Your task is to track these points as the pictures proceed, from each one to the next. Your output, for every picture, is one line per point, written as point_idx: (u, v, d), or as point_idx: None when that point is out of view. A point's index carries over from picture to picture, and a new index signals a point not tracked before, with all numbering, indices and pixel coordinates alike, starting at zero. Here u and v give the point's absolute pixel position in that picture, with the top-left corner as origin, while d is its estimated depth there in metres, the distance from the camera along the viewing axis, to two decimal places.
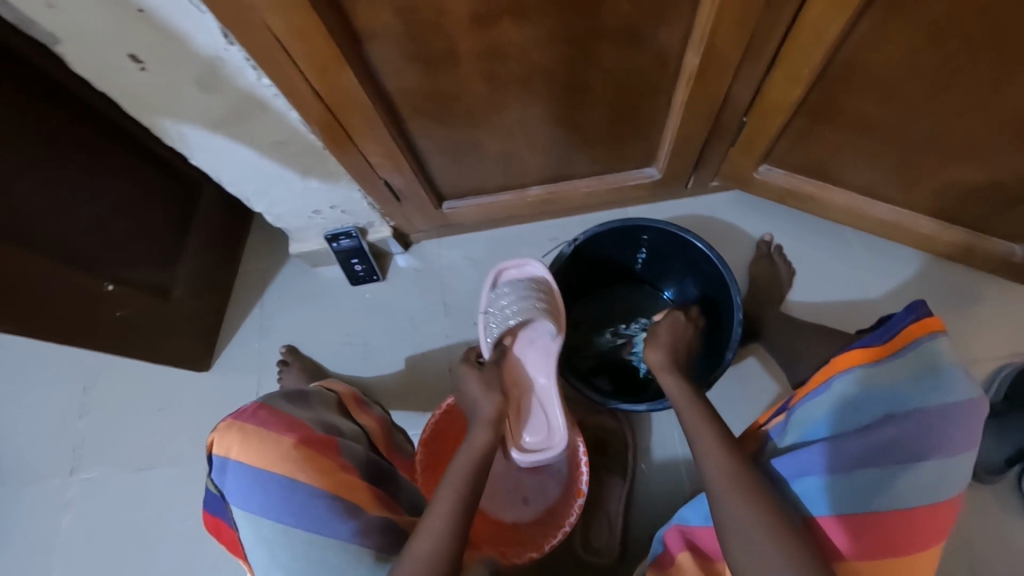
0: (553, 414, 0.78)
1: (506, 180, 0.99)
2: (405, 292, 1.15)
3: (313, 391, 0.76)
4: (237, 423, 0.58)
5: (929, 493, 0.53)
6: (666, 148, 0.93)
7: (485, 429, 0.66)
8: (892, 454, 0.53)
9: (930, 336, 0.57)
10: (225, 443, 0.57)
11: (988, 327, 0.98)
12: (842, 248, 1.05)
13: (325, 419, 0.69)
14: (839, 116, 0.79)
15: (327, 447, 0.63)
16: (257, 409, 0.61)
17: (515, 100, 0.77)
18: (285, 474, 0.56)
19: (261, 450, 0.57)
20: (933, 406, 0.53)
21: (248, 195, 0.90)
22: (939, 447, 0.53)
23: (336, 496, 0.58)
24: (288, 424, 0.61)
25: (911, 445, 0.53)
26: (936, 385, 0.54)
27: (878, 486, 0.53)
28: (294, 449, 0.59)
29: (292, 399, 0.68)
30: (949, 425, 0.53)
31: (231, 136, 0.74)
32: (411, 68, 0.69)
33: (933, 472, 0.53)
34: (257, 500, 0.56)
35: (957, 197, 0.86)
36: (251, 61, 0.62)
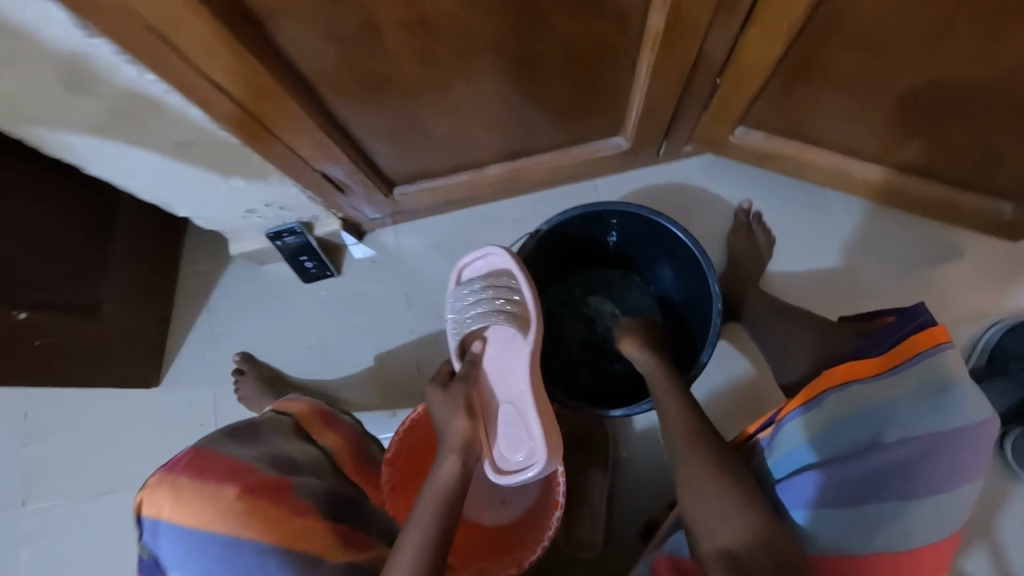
0: (531, 426, 0.64)
1: (460, 160, 0.90)
2: (363, 286, 1.07)
3: (261, 421, 0.69)
4: (167, 478, 0.52)
5: (934, 521, 0.54)
6: (634, 116, 0.84)
7: (452, 459, 0.59)
8: (896, 481, 0.53)
9: (937, 348, 0.57)
10: (156, 502, 0.52)
11: (972, 287, 0.95)
12: (823, 211, 0.99)
13: (274, 453, 0.63)
14: (821, 74, 0.70)
15: (278, 490, 0.57)
16: (190, 459, 0.55)
17: (456, 76, 0.67)
18: (228, 532, 0.51)
19: (197, 506, 0.51)
20: (937, 430, 0.54)
21: (167, 200, 0.79)
22: (945, 475, 0.53)
23: (291, 549, 0.53)
24: (230, 470, 0.55)
25: (917, 471, 0.53)
26: (945, 407, 0.54)
27: (885, 516, 0.53)
28: (237, 502, 0.53)
29: (237, 437, 0.62)
30: (955, 450, 0.54)
31: (126, 140, 0.64)
32: (327, 49, 0.58)
33: (938, 500, 0.54)
34: (198, 563, 0.51)
35: (946, 155, 0.79)
36: (124, 55, 0.51)
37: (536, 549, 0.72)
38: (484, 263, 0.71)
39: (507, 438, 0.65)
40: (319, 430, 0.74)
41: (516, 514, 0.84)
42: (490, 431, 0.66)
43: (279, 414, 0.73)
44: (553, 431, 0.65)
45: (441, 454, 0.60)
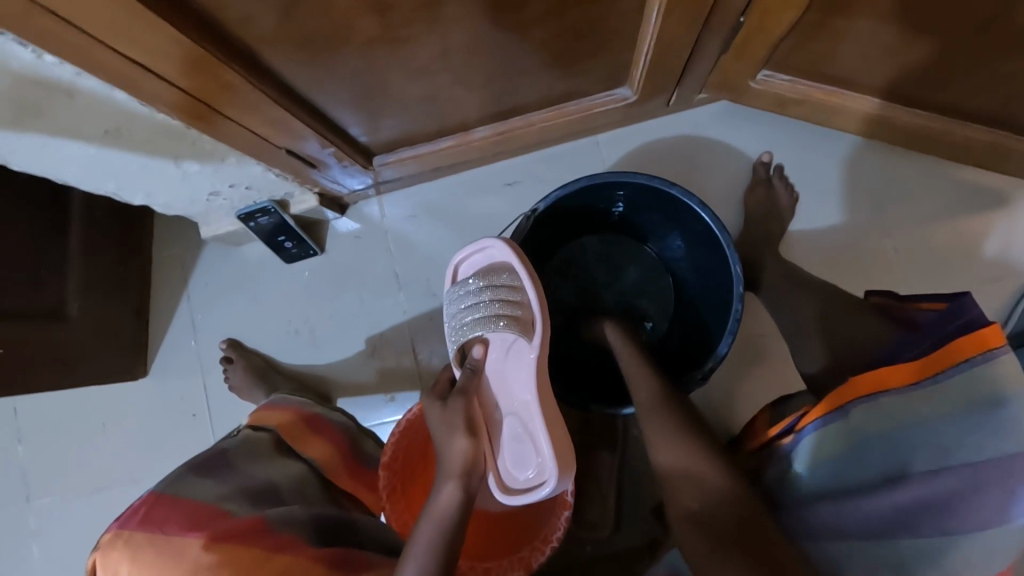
0: (541, 440, 0.57)
1: (443, 124, 0.79)
2: (349, 265, 0.99)
3: (235, 443, 0.67)
4: (122, 535, 0.50)
5: (984, 560, 0.45)
6: (642, 63, 0.72)
7: (450, 485, 0.54)
8: (929, 515, 0.45)
9: (988, 353, 0.45)
10: (113, 566, 0.49)
11: (1016, 241, 0.86)
12: (853, 160, 0.89)
13: (246, 483, 0.60)
14: (869, 4, 0.58)
15: (251, 531, 0.53)
16: (151, 509, 0.53)
17: (428, 30, 0.56)
18: None
19: (156, 565, 0.49)
20: (985, 455, 0.44)
21: (114, 190, 0.70)
22: (997, 509, 0.44)
23: None
24: (193, 519, 0.52)
25: (959, 505, 0.45)
26: (993, 429, 0.44)
27: (918, 554, 0.46)
28: (202, 555, 0.49)
29: (206, 472, 0.60)
30: (1011, 481, 0.43)
31: (44, 131, 0.54)
32: (264, 7, 0.47)
33: (987, 538, 0.44)
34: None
35: (1006, 95, 0.68)
36: (7, 34, 0.40)
37: (544, 550, 0.66)
38: (484, 258, 0.63)
39: (514, 456, 0.58)
40: (303, 439, 0.73)
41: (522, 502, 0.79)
42: (496, 446, 0.59)
43: (258, 427, 0.72)
44: (566, 444, 0.57)
45: (439, 481, 0.55)
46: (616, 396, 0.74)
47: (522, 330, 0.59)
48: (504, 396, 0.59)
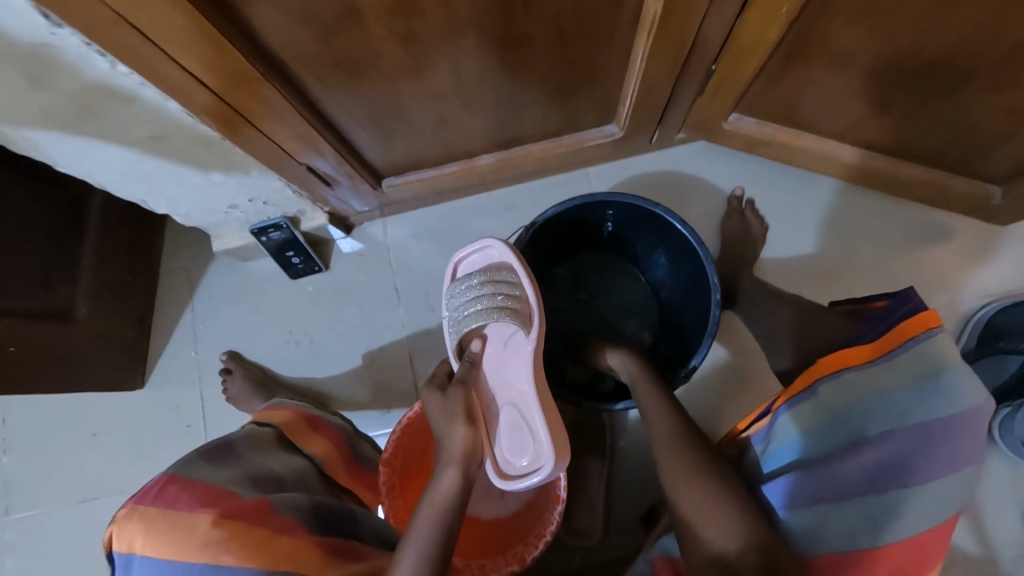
0: (537, 429, 0.62)
1: (449, 150, 0.87)
2: (353, 281, 1.04)
3: (241, 436, 0.69)
4: (136, 510, 0.52)
5: (936, 512, 0.50)
6: (628, 101, 0.82)
7: (452, 470, 0.57)
8: (890, 475, 0.49)
9: (929, 332, 0.53)
10: (126, 537, 0.51)
11: (961, 271, 0.95)
12: (814, 195, 0.99)
13: (254, 471, 0.63)
14: (817, 55, 0.69)
15: (259, 512, 0.56)
16: (164, 485, 0.55)
17: (443, 59, 0.64)
18: (206, 563, 0.50)
19: (170, 538, 0.51)
20: (933, 418, 0.49)
21: (142, 197, 0.75)
22: (944, 463, 0.50)
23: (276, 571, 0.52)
24: (205, 497, 0.55)
25: (915, 462, 0.49)
26: (940, 393, 0.50)
27: (885, 511, 0.49)
28: (214, 530, 0.52)
29: (214, 458, 0.62)
30: (954, 438, 0.50)
31: (97, 136, 0.60)
32: (308, 33, 0.55)
33: (938, 490, 0.50)
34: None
35: (938, 138, 0.79)
36: (93, 45, 0.47)
37: (537, 544, 0.71)
38: (483, 258, 0.69)
39: (511, 444, 0.62)
40: (305, 437, 0.75)
41: (515, 507, 0.86)
42: (493, 435, 0.63)
43: (262, 425, 0.75)
44: (561, 434, 0.62)
45: (439, 467, 0.58)
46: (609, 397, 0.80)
47: (521, 323, 0.64)
48: (502, 389, 0.65)
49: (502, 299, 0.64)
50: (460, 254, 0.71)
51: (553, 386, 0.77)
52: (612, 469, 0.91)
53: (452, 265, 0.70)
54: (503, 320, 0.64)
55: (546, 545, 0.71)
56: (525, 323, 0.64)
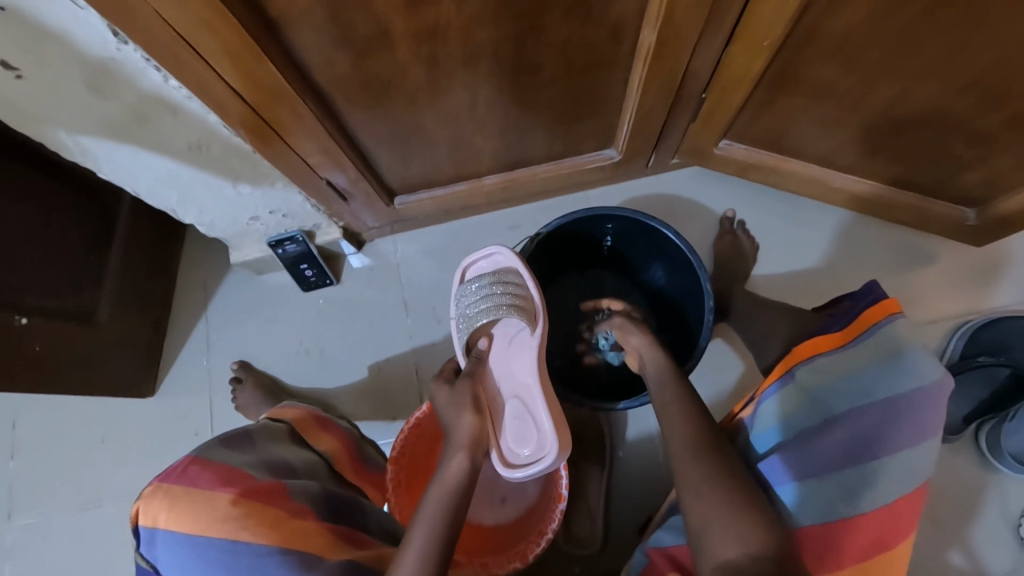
0: (540, 417, 0.68)
1: (459, 170, 0.93)
2: (362, 295, 1.08)
3: (258, 428, 0.72)
4: (162, 487, 0.56)
5: (908, 483, 0.53)
6: (626, 126, 0.89)
7: (460, 456, 0.62)
8: (865, 449, 0.53)
9: (890, 318, 0.58)
10: (151, 512, 0.55)
11: (943, 289, 1.00)
12: (802, 217, 1.05)
13: (269, 459, 0.67)
14: (797, 85, 0.76)
15: (273, 495, 0.60)
16: (187, 466, 0.58)
17: (458, 83, 0.71)
18: (226, 537, 0.54)
19: (193, 512, 0.55)
20: (899, 393, 0.53)
21: (172, 205, 0.81)
22: (911, 435, 0.53)
23: (289, 550, 0.56)
24: (224, 477, 0.59)
25: (885, 434, 0.53)
26: (900, 370, 0.54)
27: (863, 482, 0.52)
28: (233, 507, 0.56)
29: (233, 445, 0.65)
30: (919, 410, 0.53)
31: (142, 144, 0.67)
32: (340, 56, 0.61)
33: (909, 461, 0.53)
34: (197, 569, 0.54)
35: (914, 164, 0.86)
36: (152, 61, 0.54)
37: (540, 542, 0.75)
38: (489, 262, 0.76)
39: (515, 432, 0.68)
40: (315, 434, 0.78)
41: (515, 514, 0.88)
42: (499, 425, 0.69)
43: (276, 419, 0.78)
44: (562, 424, 0.68)
45: (448, 453, 0.62)
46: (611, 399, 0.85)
47: (527, 319, 0.71)
48: (507, 383, 0.71)
49: (512, 297, 0.71)
50: (467, 259, 0.77)
51: (559, 389, 0.81)
52: (611, 479, 0.93)
53: (460, 269, 0.77)
54: (510, 315, 0.71)
55: (548, 543, 0.75)
56: (529, 319, 0.71)
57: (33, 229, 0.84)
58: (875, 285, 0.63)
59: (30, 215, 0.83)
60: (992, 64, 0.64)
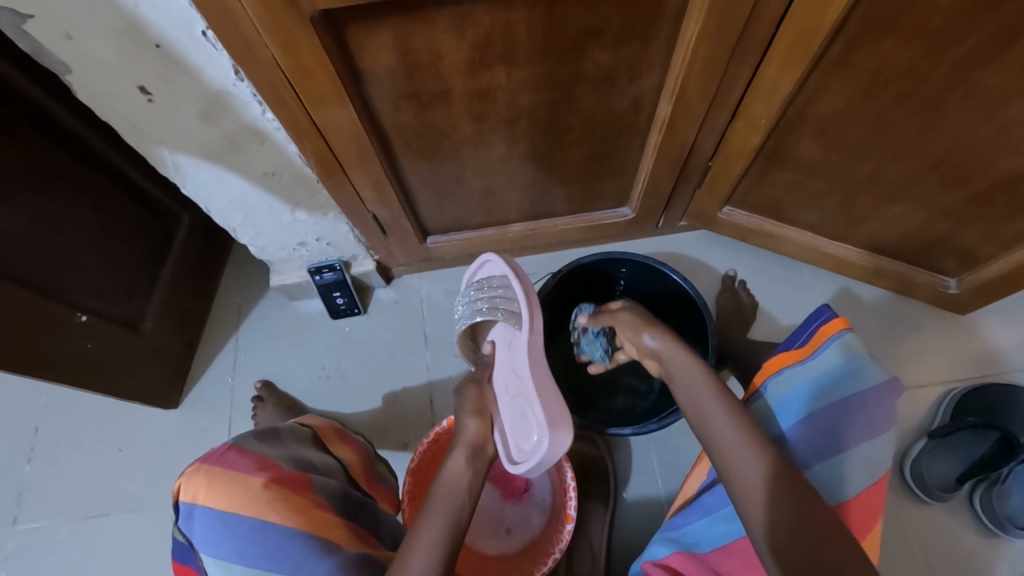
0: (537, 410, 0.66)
1: (489, 216, 1.03)
2: (385, 325, 1.15)
3: (286, 428, 0.76)
4: (203, 467, 0.59)
5: (873, 470, 0.59)
6: (639, 188, 1.00)
7: (461, 451, 0.68)
8: (829, 445, 0.60)
9: (841, 333, 0.63)
10: (192, 489, 0.58)
11: (931, 354, 1.07)
12: (799, 281, 1.14)
13: (296, 455, 0.71)
14: (791, 160, 0.88)
15: (300, 485, 0.65)
16: (226, 451, 0.62)
17: (500, 139, 0.83)
18: (257, 516, 0.58)
19: (231, 490, 0.58)
20: (848, 395, 0.61)
21: (234, 225, 0.91)
22: (866, 430, 0.60)
23: (311, 534, 0.60)
24: (259, 463, 0.63)
25: (843, 431, 0.60)
26: (847, 374, 0.62)
27: (829, 476, 0.59)
28: (265, 490, 0.60)
29: (262, 438, 0.70)
30: (869, 408, 0.61)
31: (227, 166, 0.77)
32: (406, 106, 0.73)
33: (870, 452, 0.59)
34: (228, 545, 0.57)
35: (896, 236, 0.95)
36: (258, 96, 0.66)
37: (548, 561, 0.82)
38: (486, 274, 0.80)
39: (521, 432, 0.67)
40: (335, 443, 0.83)
41: (518, 545, 0.89)
42: (512, 423, 0.70)
43: (302, 424, 0.82)
44: (556, 407, 0.66)
45: (451, 448, 0.69)
46: (619, 424, 0.93)
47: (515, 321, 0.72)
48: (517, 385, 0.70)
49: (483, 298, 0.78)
50: (470, 271, 0.85)
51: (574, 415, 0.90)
52: (614, 519, 0.95)
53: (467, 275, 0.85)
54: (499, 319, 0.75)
55: (554, 562, 0.82)
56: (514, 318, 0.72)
57: (106, 238, 0.93)
58: (825, 306, 0.68)
59: (105, 226, 0.93)
60: (953, 149, 0.76)
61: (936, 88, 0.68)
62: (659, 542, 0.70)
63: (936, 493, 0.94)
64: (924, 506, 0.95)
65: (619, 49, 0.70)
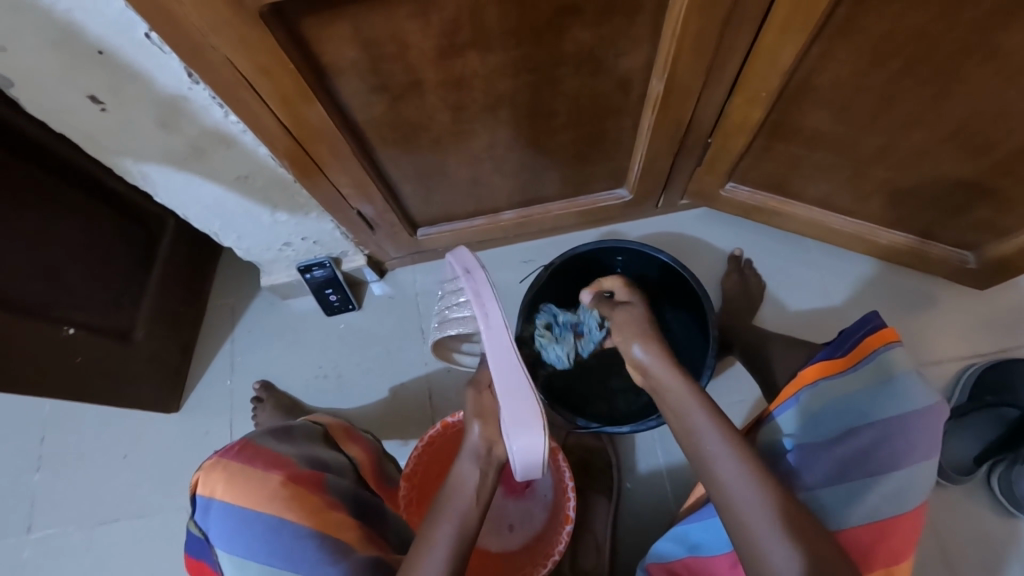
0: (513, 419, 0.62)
1: (478, 206, 0.99)
2: (380, 320, 1.13)
3: (299, 424, 0.76)
4: (221, 462, 0.59)
5: (906, 497, 0.57)
6: (635, 169, 0.94)
7: (470, 462, 0.65)
8: (864, 467, 0.58)
9: (889, 345, 0.62)
10: (210, 483, 0.57)
11: (948, 331, 1.02)
12: (806, 257, 1.09)
13: (309, 454, 0.71)
14: (797, 133, 0.82)
15: (314, 483, 0.64)
16: (242, 447, 0.61)
17: (482, 126, 0.78)
18: (274, 514, 0.57)
19: (249, 486, 0.58)
20: (892, 415, 0.59)
21: (215, 230, 0.88)
22: (903, 455, 0.58)
23: (326, 535, 0.59)
24: (274, 462, 0.63)
25: (877, 453, 0.58)
26: (893, 393, 0.59)
27: (854, 498, 0.57)
28: (282, 487, 0.60)
29: (277, 435, 0.69)
30: (911, 431, 0.58)
31: (196, 173, 0.74)
32: (378, 98, 0.68)
33: (904, 480, 0.57)
34: (244, 542, 0.56)
35: (910, 207, 0.90)
36: (216, 99, 0.62)
37: (547, 563, 0.80)
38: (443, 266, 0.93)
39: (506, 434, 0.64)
40: (345, 442, 0.82)
41: (521, 541, 0.89)
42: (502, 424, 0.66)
43: (314, 422, 0.81)
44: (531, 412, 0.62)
45: (460, 459, 0.65)
46: (616, 421, 0.91)
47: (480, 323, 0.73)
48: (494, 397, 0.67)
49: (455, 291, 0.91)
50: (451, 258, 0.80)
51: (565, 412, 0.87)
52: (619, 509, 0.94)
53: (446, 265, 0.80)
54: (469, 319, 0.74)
55: (553, 564, 0.79)
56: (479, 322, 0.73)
57: (89, 248, 0.92)
58: (873, 315, 0.66)
59: (85, 235, 0.91)
60: (973, 115, 0.70)
61: (951, 51, 0.62)
62: (666, 539, 0.68)
63: (951, 476, 0.91)
64: (939, 488, 0.93)
65: (601, 26, 0.64)
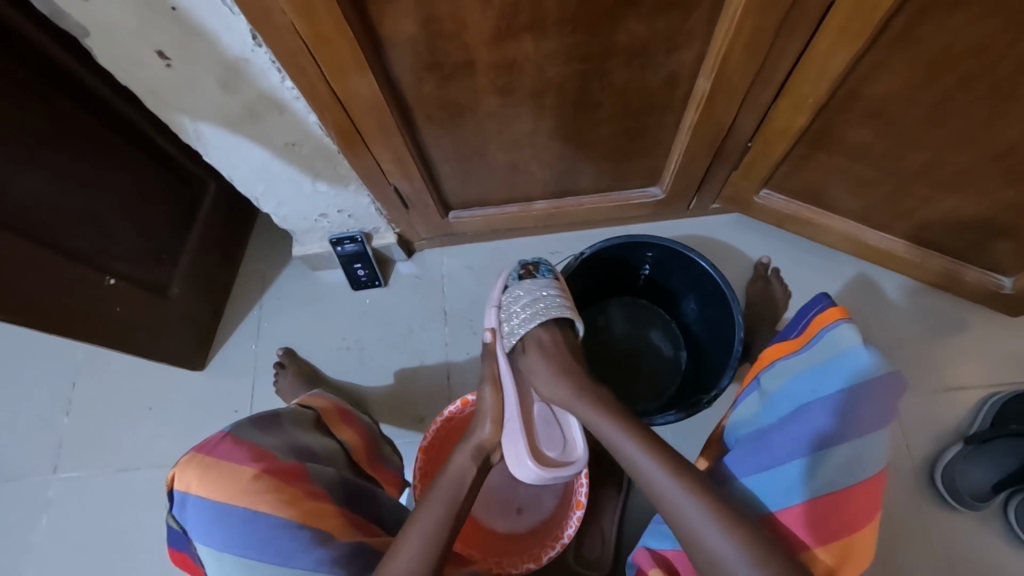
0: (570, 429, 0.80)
1: (512, 193, 1.00)
2: (406, 299, 1.15)
3: (286, 412, 0.75)
4: (196, 456, 0.57)
5: (858, 468, 0.53)
6: (672, 169, 0.95)
7: (463, 457, 0.72)
8: (805, 442, 0.55)
9: (835, 322, 0.61)
10: (185, 478, 0.56)
11: (975, 356, 1.01)
12: (836, 271, 1.08)
13: (294, 443, 0.69)
14: (839, 144, 0.81)
15: (294, 476, 0.61)
16: (221, 440, 0.59)
17: (526, 114, 0.79)
18: (248, 506, 0.55)
19: (222, 481, 0.56)
20: (834, 388, 0.56)
21: (257, 195, 0.90)
22: (848, 426, 0.54)
23: (302, 525, 0.57)
24: (255, 454, 0.60)
25: (821, 427, 0.55)
26: (836, 367, 0.57)
27: (799, 474, 0.54)
28: (256, 481, 0.57)
29: (262, 425, 0.67)
30: (854, 403, 0.55)
31: (247, 137, 0.77)
32: (429, 76, 0.69)
33: (852, 452, 0.53)
34: (219, 536, 0.55)
35: (950, 229, 0.88)
36: (276, 64, 0.64)
37: (556, 545, 0.81)
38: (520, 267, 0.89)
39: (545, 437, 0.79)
40: (338, 425, 0.82)
41: (528, 525, 0.90)
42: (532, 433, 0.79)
43: (304, 407, 0.81)
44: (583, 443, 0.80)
45: (454, 457, 0.73)
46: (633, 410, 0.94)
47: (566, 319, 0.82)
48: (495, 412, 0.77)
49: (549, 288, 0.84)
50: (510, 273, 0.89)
51: None
52: (627, 505, 0.95)
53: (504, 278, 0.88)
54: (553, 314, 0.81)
55: (563, 547, 0.81)
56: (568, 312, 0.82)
57: (134, 204, 0.94)
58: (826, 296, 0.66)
59: (133, 189, 0.94)
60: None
61: (1013, 68, 0.61)
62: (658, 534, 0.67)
63: (967, 502, 0.90)
64: (953, 513, 0.92)
65: (657, 20, 0.64)
